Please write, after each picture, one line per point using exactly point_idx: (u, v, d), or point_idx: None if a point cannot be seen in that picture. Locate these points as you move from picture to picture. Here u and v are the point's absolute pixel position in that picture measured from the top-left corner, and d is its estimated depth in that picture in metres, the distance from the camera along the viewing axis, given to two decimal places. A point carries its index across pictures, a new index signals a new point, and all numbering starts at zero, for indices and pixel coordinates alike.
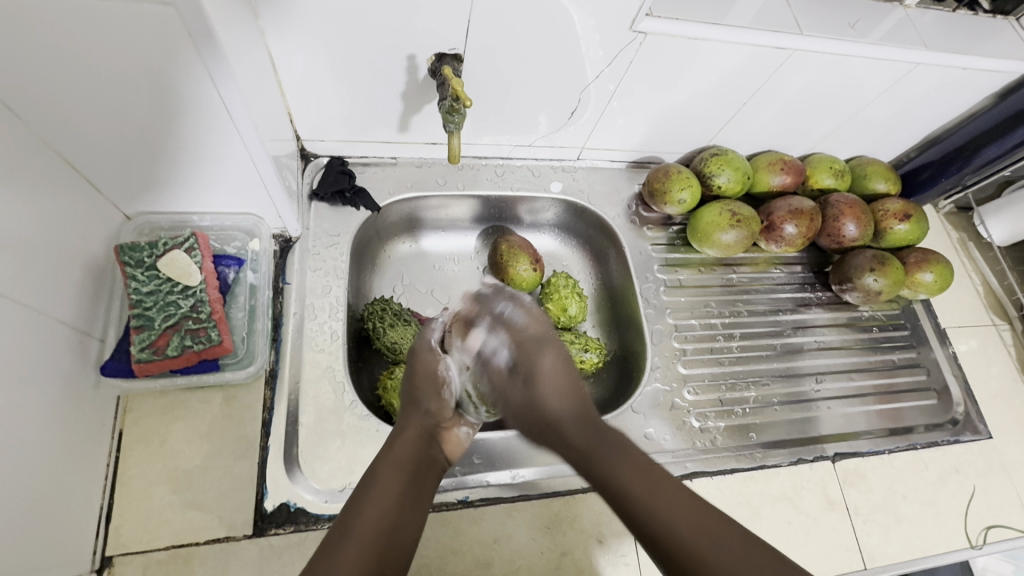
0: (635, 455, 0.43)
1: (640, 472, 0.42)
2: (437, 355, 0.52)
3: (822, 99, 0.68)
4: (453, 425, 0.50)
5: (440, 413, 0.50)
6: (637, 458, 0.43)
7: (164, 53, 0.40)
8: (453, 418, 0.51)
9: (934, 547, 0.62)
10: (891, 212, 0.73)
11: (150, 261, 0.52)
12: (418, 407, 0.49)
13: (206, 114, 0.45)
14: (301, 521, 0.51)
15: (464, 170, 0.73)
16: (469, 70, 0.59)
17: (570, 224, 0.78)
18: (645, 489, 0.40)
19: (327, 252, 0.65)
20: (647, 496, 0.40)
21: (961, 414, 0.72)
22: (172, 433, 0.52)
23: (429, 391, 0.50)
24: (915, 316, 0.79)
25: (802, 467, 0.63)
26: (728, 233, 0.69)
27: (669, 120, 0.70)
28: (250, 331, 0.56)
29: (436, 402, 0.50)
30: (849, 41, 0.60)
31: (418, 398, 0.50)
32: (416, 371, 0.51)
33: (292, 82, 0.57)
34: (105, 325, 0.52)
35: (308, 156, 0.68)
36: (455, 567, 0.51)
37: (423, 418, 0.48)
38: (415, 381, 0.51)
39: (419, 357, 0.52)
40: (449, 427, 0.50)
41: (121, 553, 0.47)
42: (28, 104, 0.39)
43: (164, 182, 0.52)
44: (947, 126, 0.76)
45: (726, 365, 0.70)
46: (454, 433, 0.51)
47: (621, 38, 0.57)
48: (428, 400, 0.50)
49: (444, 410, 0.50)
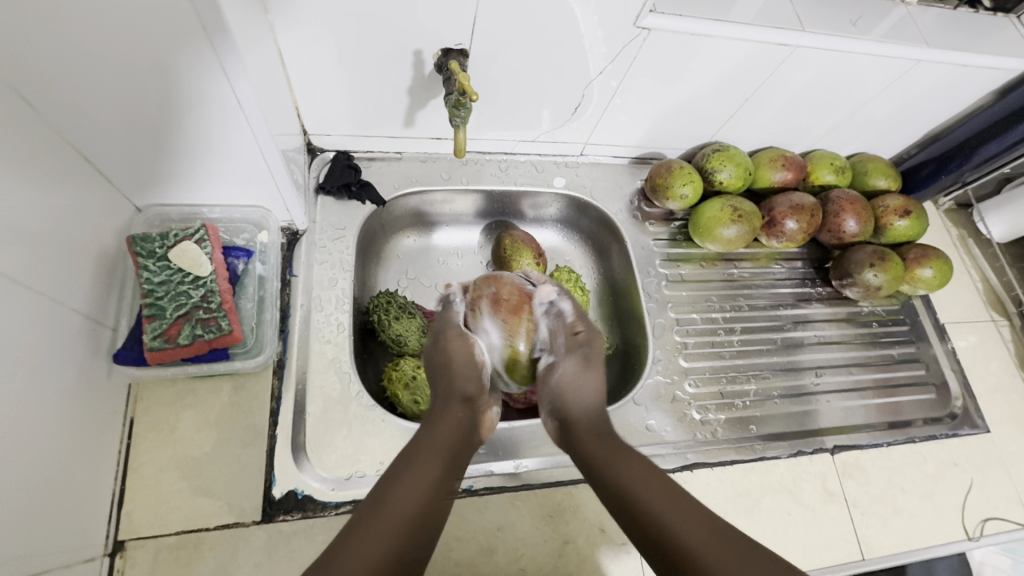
0: (643, 464, 0.41)
1: (649, 488, 0.39)
2: (467, 339, 0.52)
3: (823, 95, 0.69)
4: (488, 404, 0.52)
5: (479, 395, 0.50)
6: (645, 467, 0.41)
7: (178, 45, 0.41)
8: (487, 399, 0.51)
9: (931, 538, 0.62)
10: (892, 208, 0.74)
11: (161, 252, 0.53)
12: (457, 395, 0.49)
13: (217, 105, 0.46)
14: (308, 508, 0.51)
15: (468, 165, 0.74)
16: (475, 65, 0.60)
17: (572, 220, 0.79)
18: (654, 499, 0.38)
19: (333, 245, 0.66)
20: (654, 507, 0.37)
21: (959, 408, 0.72)
22: (182, 421, 0.53)
23: (468, 375, 0.50)
24: (915, 311, 0.79)
25: (801, 459, 0.63)
26: (729, 229, 0.70)
27: (672, 116, 0.71)
28: (259, 322, 0.57)
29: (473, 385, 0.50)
30: (850, 38, 0.61)
31: (456, 383, 0.49)
32: (450, 356, 0.51)
33: (300, 77, 0.58)
34: (116, 315, 0.53)
35: (314, 151, 0.69)
36: (459, 554, 0.52)
37: (463, 409, 0.48)
38: (451, 368, 0.50)
39: (450, 340, 0.52)
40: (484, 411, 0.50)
41: (134, 538, 0.48)
42: (41, 91, 0.39)
43: (175, 173, 0.53)
44: (948, 122, 0.76)
45: (726, 359, 0.71)
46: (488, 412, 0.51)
47: (625, 34, 0.57)
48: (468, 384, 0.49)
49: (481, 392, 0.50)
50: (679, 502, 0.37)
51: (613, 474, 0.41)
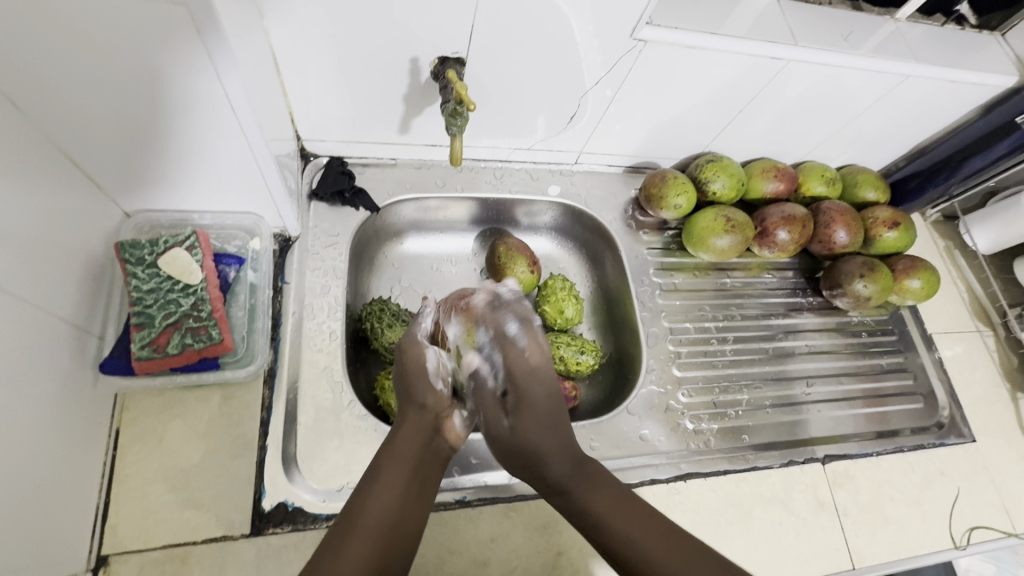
0: (611, 486, 0.46)
1: (616, 499, 0.45)
2: (425, 347, 0.52)
3: (814, 108, 0.70)
4: (451, 413, 0.50)
5: (436, 404, 0.50)
6: (612, 487, 0.46)
7: (171, 50, 0.40)
8: (450, 406, 0.51)
9: (920, 547, 0.63)
10: (881, 219, 0.75)
11: (150, 258, 0.52)
12: (414, 402, 0.49)
13: (209, 110, 0.45)
14: (298, 520, 0.51)
15: (463, 173, 0.74)
16: (471, 73, 0.60)
17: (567, 228, 0.79)
18: (618, 515, 0.44)
19: (326, 252, 0.65)
20: (617, 519, 0.44)
21: (946, 418, 0.73)
22: (170, 432, 0.52)
23: (423, 383, 0.50)
24: (902, 321, 0.80)
25: (793, 468, 0.64)
26: (723, 238, 0.70)
27: (667, 127, 0.71)
28: (250, 330, 0.56)
29: (432, 395, 0.50)
30: (842, 52, 0.61)
31: (413, 392, 0.50)
32: (406, 364, 0.51)
33: (293, 81, 0.57)
34: (103, 322, 0.51)
35: (308, 157, 0.69)
36: (453, 566, 0.51)
37: (420, 413, 0.48)
38: (408, 377, 0.51)
39: (409, 348, 0.53)
40: (449, 417, 0.50)
41: (117, 552, 0.47)
42: (26, 90, 0.39)
43: (163, 178, 0.52)
44: (935, 137, 0.78)
45: (719, 368, 0.71)
46: (453, 421, 0.50)
47: (621, 45, 0.57)
48: (423, 394, 0.50)
49: (439, 402, 0.50)
50: (638, 516, 0.44)
51: (585, 497, 0.46)
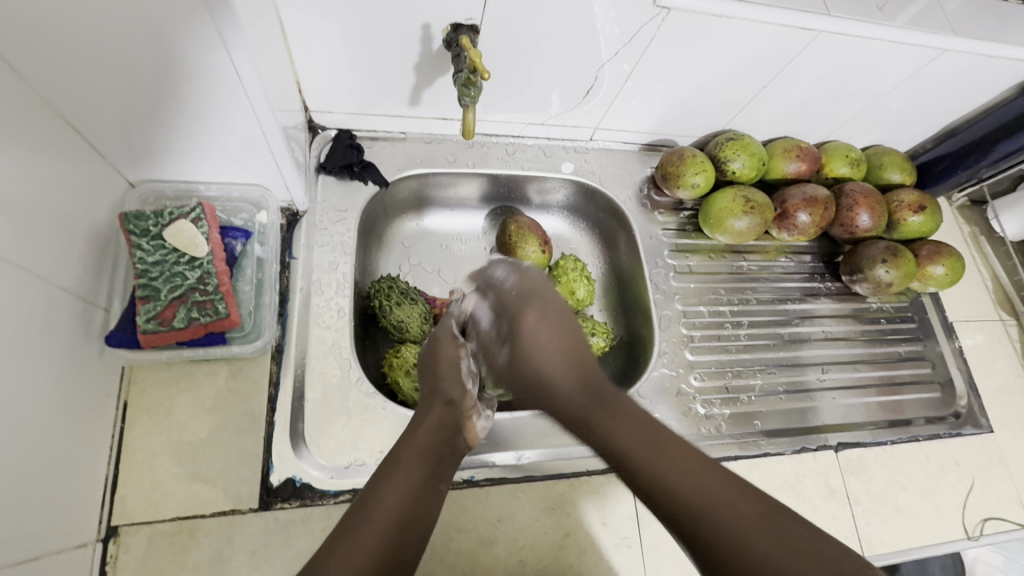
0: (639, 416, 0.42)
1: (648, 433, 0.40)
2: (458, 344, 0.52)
3: (841, 83, 0.67)
4: (473, 414, 0.50)
5: (462, 402, 0.49)
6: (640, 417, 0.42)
7: (173, 13, 0.38)
8: (472, 407, 0.50)
9: (932, 537, 0.62)
10: (906, 203, 0.72)
11: (155, 230, 0.51)
12: (440, 398, 0.48)
13: (215, 78, 0.44)
14: (306, 496, 0.51)
15: (475, 148, 0.72)
16: (485, 41, 0.57)
17: (580, 207, 0.77)
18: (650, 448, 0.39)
19: (334, 228, 0.64)
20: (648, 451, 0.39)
21: (963, 408, 0.72)
22: (178, 405, 0.52)
23: (452, 381, 0.49)
24: (923, 308, 0.78)
25: (805, 455, 0.63)
26: (741, 220, 0.68)
27: (686, 103, 0.69)
28: (257, 306, 0.55)
29: (459, 392, 0.49)
30: (875, 24, 0.58)
31: (440, 388, 0.49)
32: (439, 361, 0.50)
33: (302, 48, 0.56)
34: (109, 295, 0.51)
35: (315, 128, 0.67)
36: (459, 545, 0.51)
37: (444, 410, 0.47)
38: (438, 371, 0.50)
39: (440, 345, 0.52)
40: (469, 417, 0.49)
41: (127, 523, 0.47)
42: (34, 64, 0.37)
43: (166, 147, 0.50)
44: (967, 117, 0.74)
45: (732, 353, 0.70)
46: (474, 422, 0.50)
47: (643, 14, 0.55)
48: (450, 390, 0.49)
49: (465, 400, 0.49)
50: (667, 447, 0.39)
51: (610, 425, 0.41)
